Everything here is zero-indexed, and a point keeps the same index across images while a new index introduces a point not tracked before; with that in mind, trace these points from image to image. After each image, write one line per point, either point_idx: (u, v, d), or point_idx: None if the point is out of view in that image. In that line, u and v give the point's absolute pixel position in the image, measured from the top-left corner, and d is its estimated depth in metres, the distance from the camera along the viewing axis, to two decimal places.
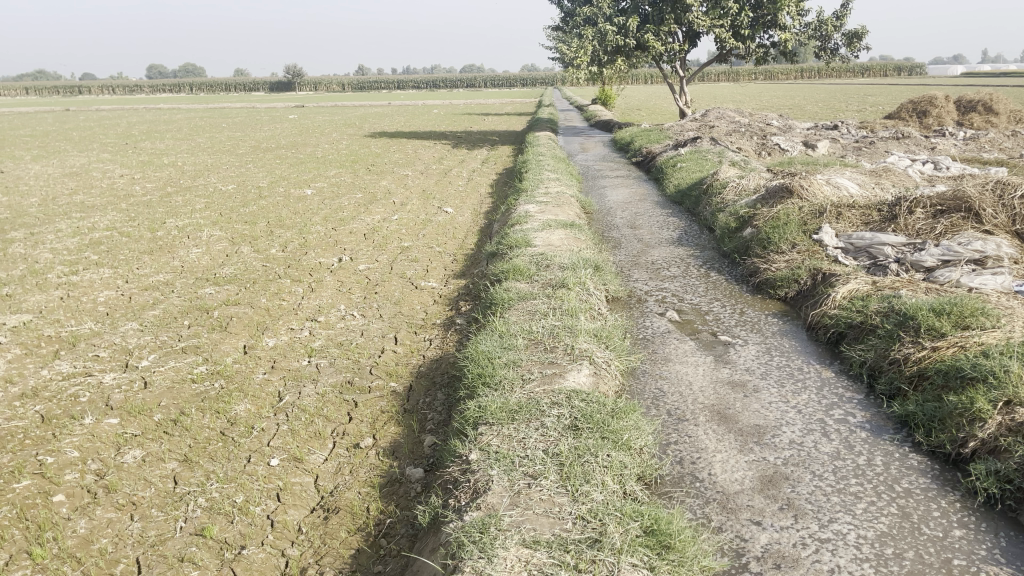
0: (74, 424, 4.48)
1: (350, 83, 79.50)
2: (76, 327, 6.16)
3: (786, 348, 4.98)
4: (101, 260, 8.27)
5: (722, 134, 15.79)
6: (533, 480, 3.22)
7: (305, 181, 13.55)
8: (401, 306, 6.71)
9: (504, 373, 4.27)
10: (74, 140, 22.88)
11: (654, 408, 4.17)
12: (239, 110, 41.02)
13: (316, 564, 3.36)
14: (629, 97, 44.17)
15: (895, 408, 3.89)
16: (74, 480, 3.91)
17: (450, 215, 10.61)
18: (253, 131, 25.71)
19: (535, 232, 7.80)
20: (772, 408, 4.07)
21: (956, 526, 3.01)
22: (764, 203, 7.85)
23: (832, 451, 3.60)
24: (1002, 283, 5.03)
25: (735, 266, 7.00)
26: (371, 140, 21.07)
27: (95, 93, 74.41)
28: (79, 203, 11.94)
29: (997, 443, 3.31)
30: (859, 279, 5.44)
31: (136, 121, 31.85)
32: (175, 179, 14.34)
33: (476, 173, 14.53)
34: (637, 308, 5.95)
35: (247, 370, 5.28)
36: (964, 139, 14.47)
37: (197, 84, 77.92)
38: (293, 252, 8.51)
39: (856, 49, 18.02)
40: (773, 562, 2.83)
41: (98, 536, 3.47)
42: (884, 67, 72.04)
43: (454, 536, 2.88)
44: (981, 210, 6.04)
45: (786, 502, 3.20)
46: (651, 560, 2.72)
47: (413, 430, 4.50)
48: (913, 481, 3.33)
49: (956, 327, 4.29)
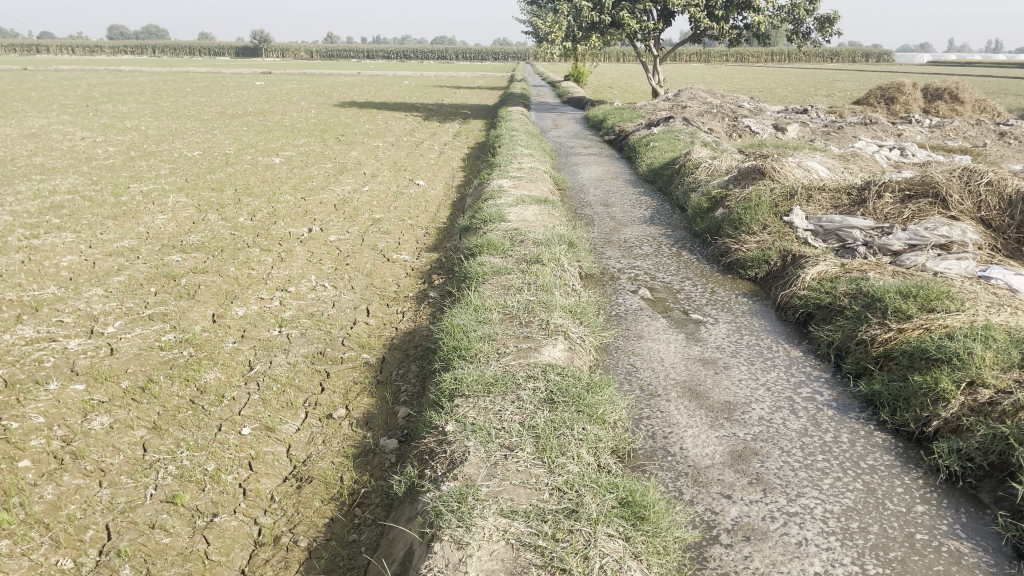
0: (38, 390, 4.40)
1: (318, 50, 77.94)
2: (38, 291, 6.04)
3: (756, 327, 5.06)
4: (64, 223, 8.10)
5: (694, 114, 15.84)
6: (509, 452, 3.24)
7: (273, 149, 13.38)
8: (373, 278, 6.68)
9: (480, 347, 4.28)
10: (33, 100, 22.28)
11: (627, 383, 4.23)
12: (204, 74, 40.07)
13: (289, 533, 3.36)
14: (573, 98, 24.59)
15: (862, 387, 3.98)
16: (40, 446, 3.85)
17: (422, 187, 10.55)
18: (218, 96, 25.24)
19: (509, 206, 7.80)
20: (742, 385, 4.15)
21: (919, 502, 3.11)
22: (736, 184, 7.94)
23: (800, 428, 3.69)
24: (966, 268, 5.15)
25: (707, 246, 7.08)
26: (340, 110, 20.79)
27: (54, 52, 72.66)
28: (40, 165, 11.69)
29: (960, 423, 3.41)
30: (828, 261, 5.54)
31: (96, 83, 30.94)
32: (139, 143, 14.06)
33: (447, 147, 14.44)
34: (611, 286, 5.99)
35: (217, 339, 5.22)
36: (929, 126, 14.72)
37: (161, 46, 76.06)
38: (262, 221, 8.40)
39: (828, 34, 18.12)
40: (742, 534, 2.90)
41: (66, 502, 3.43)
42: (854, 53, 72.13)
43: (432, 505, 2.91)
44: (948, 196, 6.13)
45: (756, 476, 3.27)
46: (627, 530, 2.78)
47: (386, 401, 4.51)
48: (877, 458, 3.42)
49: (921, 310, 4.39)
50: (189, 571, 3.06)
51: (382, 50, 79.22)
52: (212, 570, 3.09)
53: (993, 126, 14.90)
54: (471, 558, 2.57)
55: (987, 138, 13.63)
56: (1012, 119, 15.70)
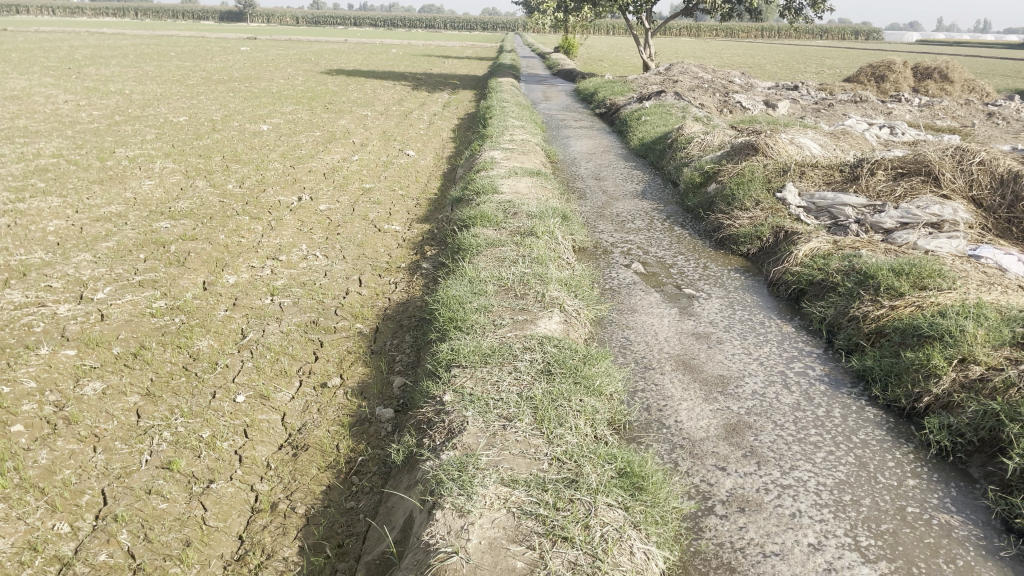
0: (28, 354, 4.38)
1: (305, 16, 76.88)
2: (26, 255, 5.98)
3: (748, 303, 5.10)
4: (48, 187, 7.99)
5: (684, 88, 15.80)
6: (508, 422, 3.27)
7: (261, 116, 13.24)
8: (364, 248, 6.66)
9: (476, 318, 4.29)
10: (14, 62, 21.84)
11: (621, 356, 4.25)
12: (190, 38, 39.54)
13: (286, 499, 3.38)
14: (562, 72, 23.95)
15: (854, 363, 4.03)
16: (32, 411, 3.84)
17: (412, 157, 10.49)
18: (204, 61, 24.88)
19: (502, 178, 7.78)
20: (735, 359, 4.19)
21: (910, 476, 3.16)
22: (729, 159, 7.95)
23: (792, 402, 3.73)
24: (957, 247, 5.20)
25: (699, 221, 7.09)
26: (328, 77, 20.57)
27: (35, 12, 71.35)
28: (23, 128, 11.52)
29: (951, 399, 3.47)
30: (821, 238, 5.58)
31: (79, 45, 30.40)
32: (124, 107, 13.87)
33: (436, 117, 14.32)
34: (604, 260, 6.01)
35: (208, 306, 5.20)
36: (919, 105, 14.75)
37: (143, 8, 74.72)
38: (251, 188, 8.33)
39: (820, 10, 18.05)
40: (737, 505, 2.95)
41: (61, 467, 3.43)
42: (843, 30, 72.16)
43: (432, 473, 2.93)
44: (940, 174, 6.18)
45: (750, 449, 3.31)
46: (625, 500, 2.82)
47: (381, 371, 4.53)
48: (869, 433, 3.47)
49: (913, 287, 4.44)
50: (187, 536, 3.08)
51: (369, 17, 78.09)
52: (210, 535, 3.11)
53: (982, 105, 14.94)
54: (473, 525, 2.59)
55: (975, 118, 13.65)
56: (1000, 99, 15.75)
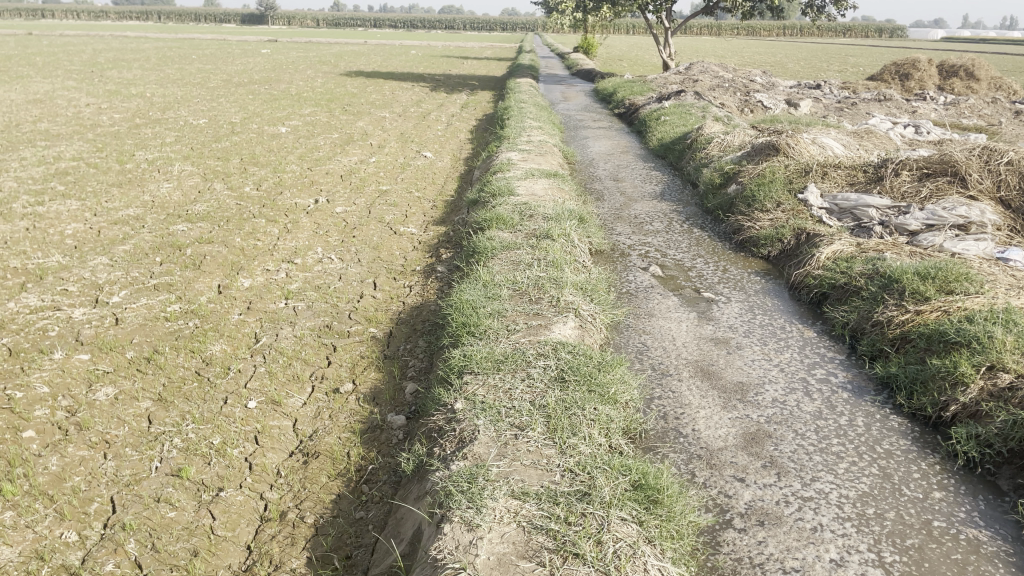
0: (42, 359, 4.36)
1: (326, 18, 77.13)
2: (43, 259, 5.99)
3: (769, 307, 4.99)
4: (68, 191, 8.02)
5: (705, 87, 15.65)
6: (520, 431, 3.19)
7: (280, 118, 13.25)
8: (380, 251, 6.60)
9: (490, 323, 4.23)
10: (38, 66, 22.03)
11: (638, 363, 4.16)
12: (212, 41, 39.76)
13: (295, 508, 3.32)
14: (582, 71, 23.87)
15: (878, 369, 3.92)
16: (44, 416, 3.81)
17: (429, 159, 10.44)
18: (225, 64, 24.94)
19: (518, 180, 7.70)
20: (755, 366, 4.09)
21: (937, 488, 3.05)
22: (750, 159, 7.83)
23: (814, 411, 3.62)
24: (984, 249, 5.07)
25: (719, 223, 6.98)
26: (348, 79, 20.60)
27: (61, 17, 72.22)
28: (44, 131, 11.59)
29: (979, 408, 3.36)
30: (844, 240, 5.46)
31: (101, 49, 30.60)
32: (144, 111, 13.90)
33: (455, 118, 14.29)
34: (622, 263, 5.91)
35: (222, 310, 5.17)
36: (945, 104, 14.49)
37: (167, 11, 75.26)
38: (268, 191, 8.32)
39: (842, 8, 17.78)
40: (756, 519, 2.85)
41: (71, 474, 3.39)
42: (867, 26, 71.26)
43: (442, 485, 2.87)
44: (967, 175, 6.02)
45: (769, 459, 3.21)
46: (640, 514, 2.73)
47: (394, 376, 4.46)
48: (893, 443, 3.36)
49: (939, 292, 4.31)
50: (194, 546, 3.03)
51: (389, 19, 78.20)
52: (217, 545, 3.06)
53: (1009, 103, 14.66)
54: (482, 540, 2.52)
55: (1002, 117, 13.38)
56: None
